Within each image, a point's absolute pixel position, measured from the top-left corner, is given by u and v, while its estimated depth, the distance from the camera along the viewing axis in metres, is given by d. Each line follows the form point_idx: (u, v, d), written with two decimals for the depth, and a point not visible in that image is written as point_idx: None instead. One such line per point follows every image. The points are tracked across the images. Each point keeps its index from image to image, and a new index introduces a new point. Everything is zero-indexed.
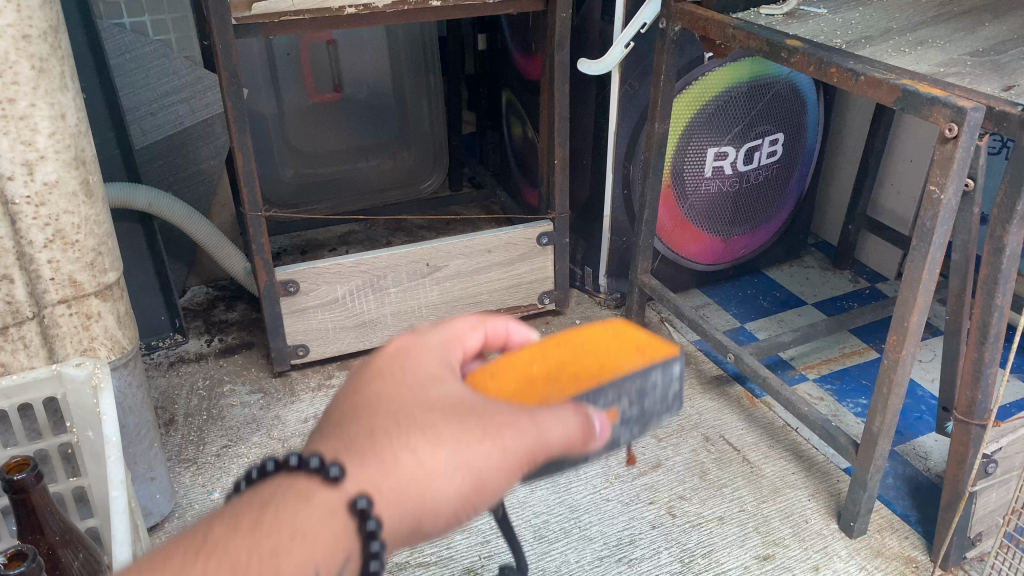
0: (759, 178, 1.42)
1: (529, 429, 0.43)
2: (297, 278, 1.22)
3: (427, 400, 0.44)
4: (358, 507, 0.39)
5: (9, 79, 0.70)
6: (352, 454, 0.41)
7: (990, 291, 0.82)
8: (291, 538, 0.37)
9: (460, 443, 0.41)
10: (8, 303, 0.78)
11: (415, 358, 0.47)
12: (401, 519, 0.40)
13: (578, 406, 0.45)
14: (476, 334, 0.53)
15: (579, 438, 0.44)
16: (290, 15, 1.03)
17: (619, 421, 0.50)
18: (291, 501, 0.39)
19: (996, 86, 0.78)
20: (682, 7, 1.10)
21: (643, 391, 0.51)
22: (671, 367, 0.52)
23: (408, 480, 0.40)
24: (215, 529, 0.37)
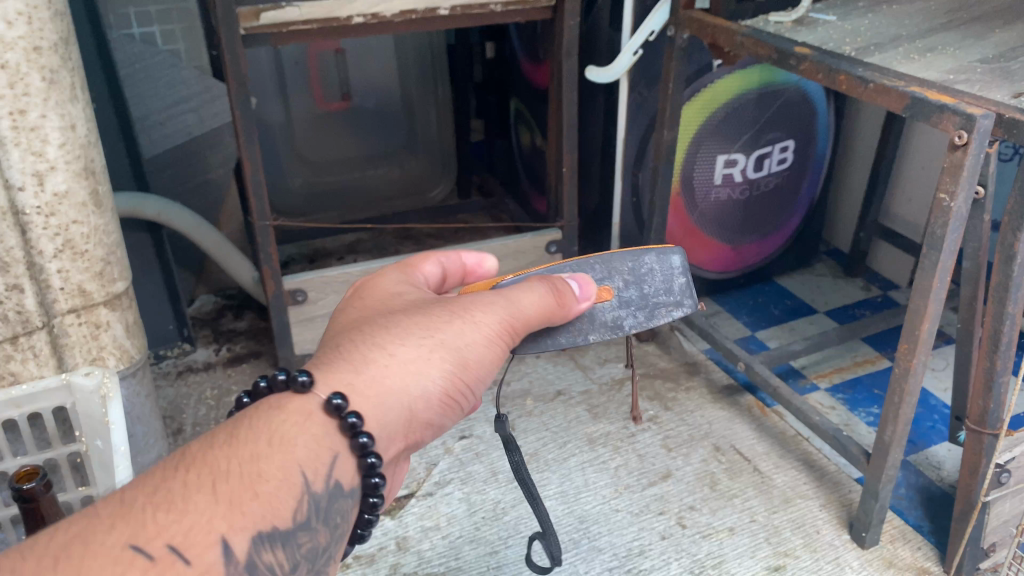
0: (769, 185, 1.42)
1: (495, 302, 0.60)
2: (306, 287, 1.23)
3: (389, 313, 0.60)
4: (335, 405, 0.53)
5: (20, 91, 0.71)
6: (328, 363, 0.56)
7: (1002, 299, 0.81)
8: (269, 444, 0.50)
9: (424, 331, 0.58)
10: (18, 313, 0.78)
11: (373, 287, 0.65)
12: (388, 407, 0.55)
13: (545, 281, 0.63)
14: (432, 267, 0.69)
15: (544, 303, 0.61)
16: (298, 25, 1.03)
17: (618, 299, 0.66)
18: (268, 411, 0.53)
19: (1006, 93, 0.78)
20: (690, 15, 1.10)
21: (639, 272, 0.67)
22: (670, 256, 0.68)
23: (386, 373, 0.56)
24: (209, 448, 0.49)
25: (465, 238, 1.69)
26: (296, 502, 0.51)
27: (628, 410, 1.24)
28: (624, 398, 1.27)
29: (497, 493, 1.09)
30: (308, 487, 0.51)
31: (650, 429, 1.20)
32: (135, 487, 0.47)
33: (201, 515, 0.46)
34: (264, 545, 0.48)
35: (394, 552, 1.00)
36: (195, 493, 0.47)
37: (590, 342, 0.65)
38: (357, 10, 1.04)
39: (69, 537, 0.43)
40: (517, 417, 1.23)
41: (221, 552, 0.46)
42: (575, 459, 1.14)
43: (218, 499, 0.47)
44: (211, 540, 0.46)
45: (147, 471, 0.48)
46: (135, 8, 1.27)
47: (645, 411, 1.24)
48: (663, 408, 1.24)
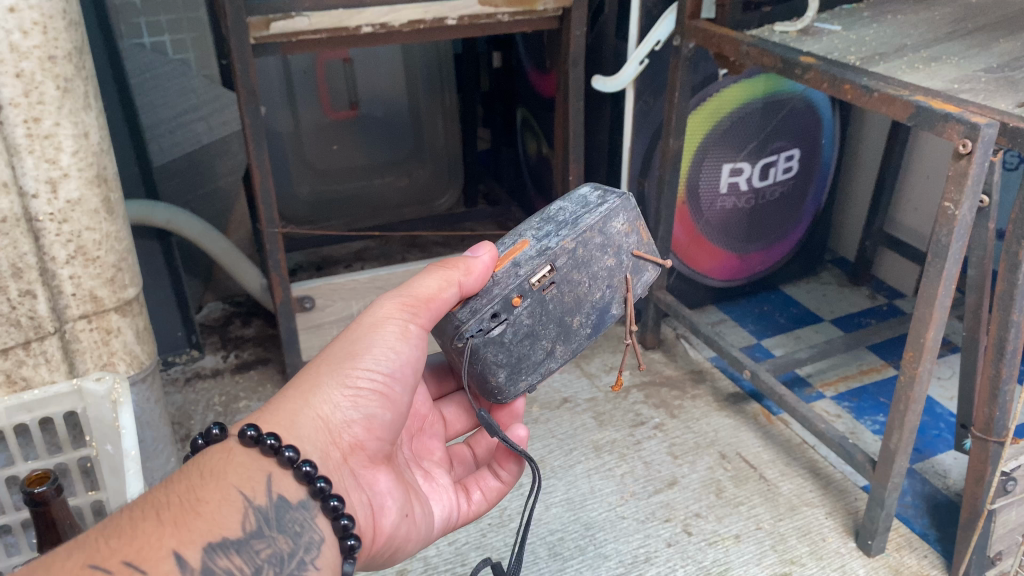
0: (775, 194, 1.42)
1: (384, 307, 0.65)
2: (313, 294, 1.26)
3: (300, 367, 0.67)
4: (250, 434, 0.58)
5: (35, 99, 0.72)
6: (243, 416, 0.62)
7: (1007, 307, 0.81)
8: (200, 476, 0.55)
9: (323, 358, 0.64)
10: (31, 319, 0.79)
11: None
12: (303, 423, 0.61)
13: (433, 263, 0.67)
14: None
15: (439, 268, 0.65)
16: (307, 34, 1.04)
17: (536, 239, 0.67)
18: (194, 460, 0.57)
19: (1011, 102, 0.78)
20: (696, 25, 1.11)
21: (549, 216, 0.69)
22: (573, 192, 0.71)
23: (296, 398, 0.62)
24: (148, 492, 0.53)
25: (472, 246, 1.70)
26: (240, 515, 0.54)
27: (634, 418, 1.24)
28: (630, 405, 1.27)
29: (503, 500, 1.09)
30: (249, 501, 0.55)
31: (655, 436, 1.20)
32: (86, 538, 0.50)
33: (150, 535, 0.49)
34: (218, 553, 0.51)
35: (400, 558, 1.00)
36: (142, 519, 0.50)
37: (526, 274, 0.64)
38: (366, 20, 1.05)
39: (29, 565, 0.46)
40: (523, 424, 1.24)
41: (175, 563, 0.48)
42: (581, 466, 1.15)
43: (164, 521, 0.50)
44: (164, 554, 0.48)
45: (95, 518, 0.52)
46: (146, 17, 1.29)
47: (651, 419, 1.24)
48: (669, 416, 1.25)
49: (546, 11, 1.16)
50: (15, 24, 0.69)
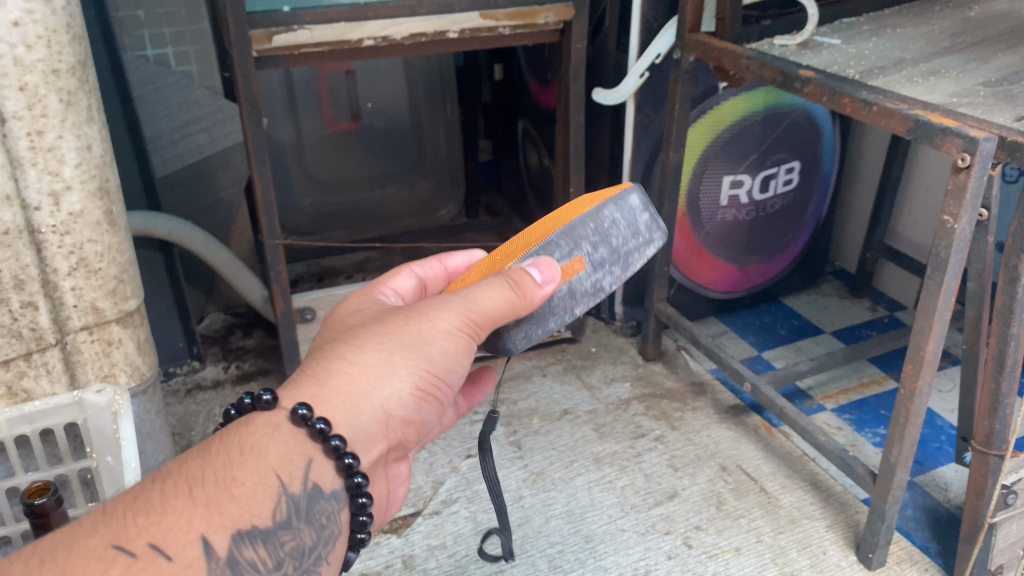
0: (775, 206, 1.42)
1: (448, 302, 0.61)
2: (314, 305, 1.26)
3: (348, 330, 0.63)
4: (301, 415, 0.56)
5: (38, 112, 0.72)
6: (296, 383, 0.59)
7: (1006, 320, 0.81)
8: (241, 453, 0.54)
9: (379, 339, 0.60)
10: (32, 330, 0.79)
11: (336, 310, 0.67)
12: (357, 410, 0.58)
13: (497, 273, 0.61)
14: (407, 279, 0.73)
15: (508, 292, 0.60)
16: (309, 47, 1.05)
17: (592, 262, 0.63)
18: (241, 431, 0.56)
19: (1009, 116, 0.78)
20: (696, 38, 1.11)
21: (603, 230, 0.64)
22: (625, 199, 0.65)
23: (349, 379, 0.59)
24: (185, 462, 0.53)
25: None
26: (272, 503, 0.54)
27: (634, 430, 1.24)
28: (631, 417, 1.27)
29: (503, 512, 1.09)
30: (283, 488, 0.55)
31: (656, 448, 1.20)
32: (115, 502, 0.50)
33: (180, 515, 0.49)
34: (245, 541, 0.51)
35: (400, 571, 1.00)
36: (173, 497, 0.50)
37: (577, 312, 0.65)
38: (368, 33, 1.06)
39: (58, 538, 0.47)
40: (524, 435, 1.23)
41: (201, 550, 0.49)
42: (581, 478, 1.15)
43: (195, 502, 0.50)
44: (192, 538, 0.49)
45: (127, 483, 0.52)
46: (149, 30, 1.29)
47: (652, 431, 1.24)
48: (669, 428, 1.25)
49: (548, 25, 1.16)
50: (19, 38, 0.69)
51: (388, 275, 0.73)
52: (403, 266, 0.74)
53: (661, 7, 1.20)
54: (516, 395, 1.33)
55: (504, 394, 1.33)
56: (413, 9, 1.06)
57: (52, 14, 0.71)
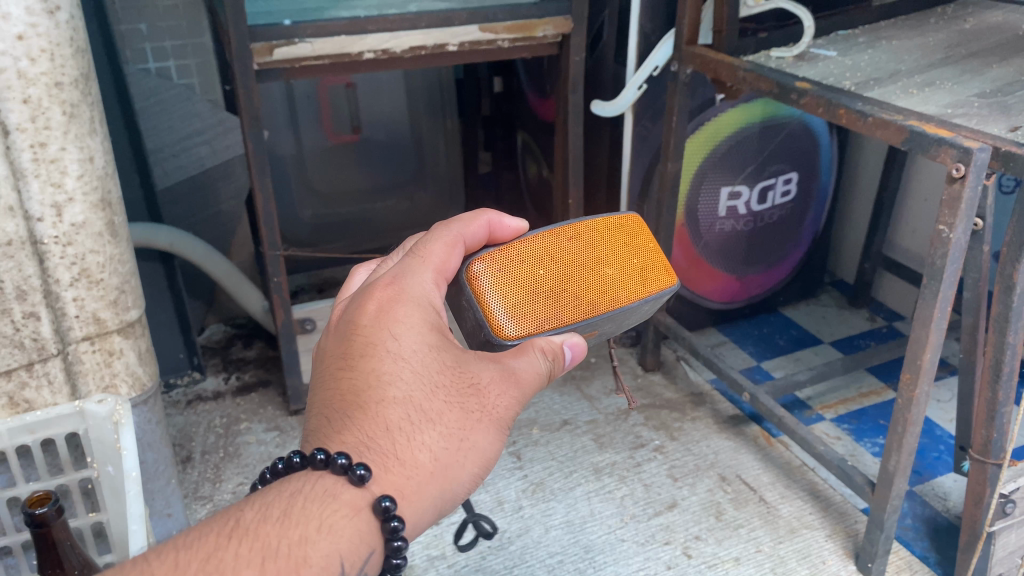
0: (773, 217, 1.43)
1: (517, 396, 0.57)
2: (315, 316, 1.25)
3: (427, 387, 0.55)
4: (383, 507, 0.52)
5: (41, 125, 0.73)
6: (377, 458, 0.53)
7: (1002, 329, 0.82)
8: (318, 530, 0.50)
9: (459, 430, 0.55)
10: (34, 340, 0.79)
11: (400, 323, 0.56)
12: (425, 509, 0.54)
13: (542, 348, 0.56)
14: (456, 257, 0.60)
15: (546, 379, 0.57)
16: (310, 60, 1.06)
17: (595, 333, 0.61)
18: (319, 497, 0.51)
19: (1003, 127, 0.79)
20: (693, 50, 1.12)
21: (632, 318, 0.61)
22: (666, 296, 0.62)
23: (426, 479, 0.54)
24: (261, 526, 0.49)
25: None
26: None
27: (633, 440, 1.24)
28: (630, 427, 1.27)
29: (503, 523, 1.09)
30: None
31: (655, 459, 1.20)
32: (186, 553, 0.46)
33: None
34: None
35: None
36: (245, 567, 0.46)
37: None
38: (368, 46, 1.06)
39: None
40: (523, 446, 1.24)
41: None
42: (581, 488, 1.15)
43: None
44: None
45: (200, 533, 0.48)
46: (151, 43, 1.30)
47: (651, 441, 1.24)
48: (669, 438, 1.25)
49: (546, 38, 1.17)
50: (23, 51, 0.70)
51: (438, 248, 0.59)
52: (457, 237, 0.60)
53: (659, 20, 1.21)
54: None
55: None
56: (413, 22, 1.07)
57: (56, 27, 0.72)
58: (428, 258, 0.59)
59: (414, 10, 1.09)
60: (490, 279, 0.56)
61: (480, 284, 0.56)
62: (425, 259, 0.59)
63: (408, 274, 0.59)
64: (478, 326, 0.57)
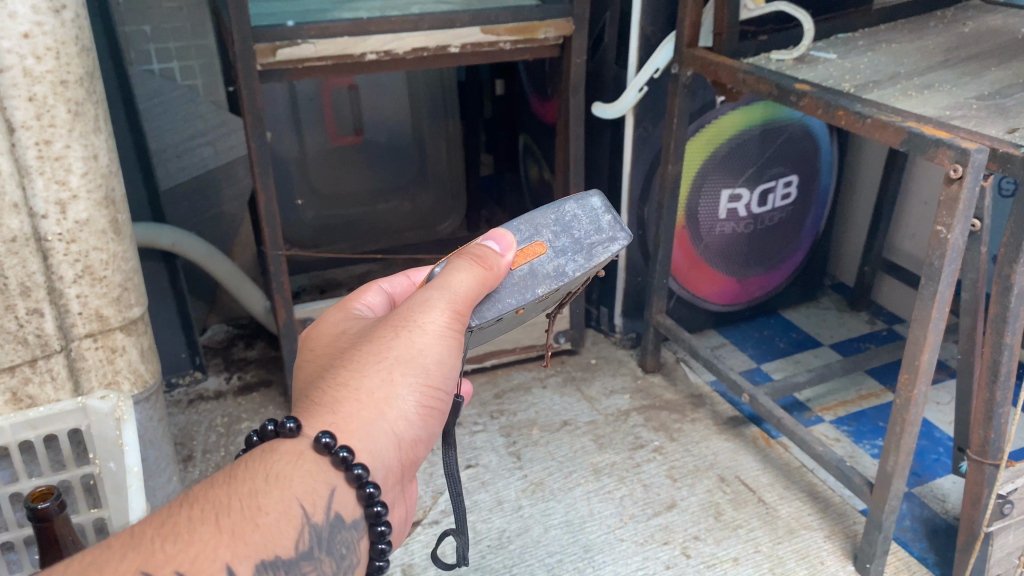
0: (773, 220, 1.43)
1: (432, 298, 0.58)
2: (315, 316, 1.26)
3: (341, 350, 0.59)
4: (324, 443, 0.52)
5: (46, 122, 0.74)
6: (304, 409, 0.55)
7: (999, 330, 0.82)
8: (266, 481, 0.51)
9: (374, 354, 0.57)
10: (37, 336, 0.80)
11: (317, 336, 0.63)
12: (372, 432, 0.55)
13: (453, 258, 0.61)
14: (377, 296, 0.69)
15: (474, 273, 0.60)
16: (314, 61, 1.06)
17: (552, 249, 0.64)
18: (261, 458, 0.52)
19: (1001, 129, 0.80)
20: (693, 53, 1.13)
21: (565, 222, 0.65)
22: (588, 199, 0.66)
23: (359, 405, 0.55)
24: (206, 488, 0.49)
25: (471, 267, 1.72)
26: (296, 533, 0.50)
27: (633, 441, 1.25)
28: (630, 429, 1.27)
29: (502, 522, 1.09)
30: (306, 517, 0.51)
31: (655, 459, 1.21)
32: (141, 525, 0.47)
33: (206, 544, 0.46)
34: (265, 574, 0.48)
35: None
36: (199, 523, 0.47)
37: (539, 295, 0.62)
38: (371, 47, 1.07)
39: (84, 563, 0.44)
40: (523, 446, 1.24)
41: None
42: (580, 488, 1.15)
43: (221, 529, 0.47)
44: (217, 568, 0.46)
45: (153, 510, 0.49)
46: (155, 44, 1.31)
47: (651, 442, 1.24)
48: (668, 439, 1.25)
49: (548, 40, 1.18)
50: (28, 49, 0.71)
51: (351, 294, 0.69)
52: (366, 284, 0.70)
53: (659, 22, 1.22)
54: (516, 406, 1.33)
55: (504, 405, 1.34)
56: (415, 24, 1.08)
57: (62, 26, 0.72)
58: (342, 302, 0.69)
59: (416, 12, 1.10)
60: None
61: None
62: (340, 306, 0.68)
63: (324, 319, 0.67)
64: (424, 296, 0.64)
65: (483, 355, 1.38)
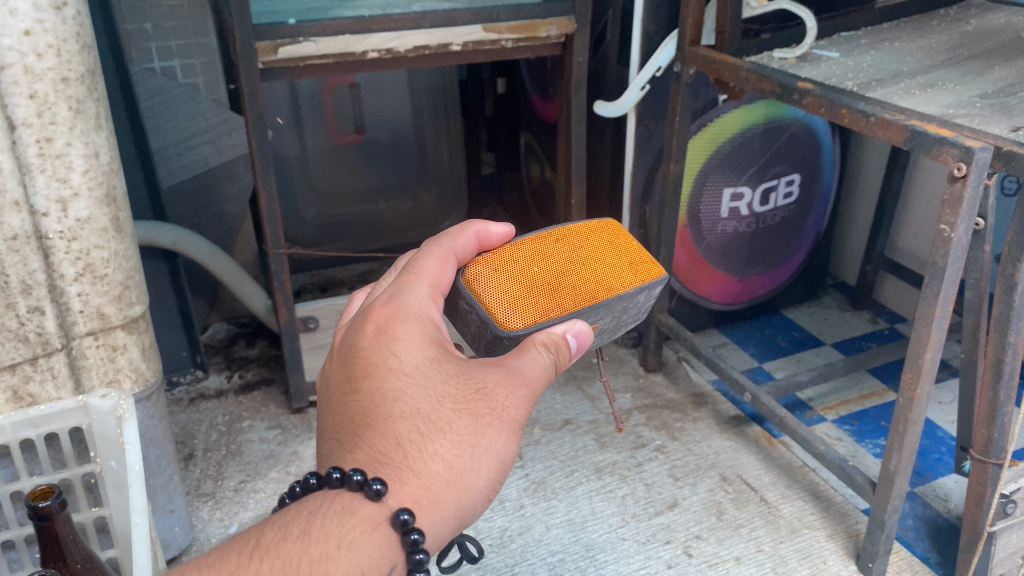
0: (776, 219, 1.43)
1: (526, 395, 0.54)
2: (317, 315, 1.26)
3: (433, 397, 0.54)
4: (402, 520, 0.50)
5: (47, 120, 0.73)
6: (392, 471, 0.52)
7: (1003, 328, 0.82)
8: (337, 547, 0.49)
9: (470, 436, 0.53)
10: (38, 334, 0.79)
11: (401, 340, 0.56)
12: (443, 519, 0.53)
13: (543, 344, 0.54)
14: (448, 272, 0.59)
15: (552, 376, 0.55)
16: (315, 59, 1.06)
17: (598, 330, 0.60)
18: (337, 514, 0.50)
19: (1005, 127, 0.79)
20: (696, 51, 1.13)
21: (628, 308, 0.59)
22: (659, 287, 0.60)
23: (441, 488, 0.53)
24: (280, 544, 0.48)
25: None
26: None
27: (635, 440, 1.24)
28: (632, 427, 1.27)
29: (504, 521, 1.09)
30: None
31: (657, 458, 1.21)
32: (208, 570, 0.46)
33: None
34: None
35: None
36: None
37: None
38: (372, 45, 1.07)
39: None
40: (525, 445, 1.24)
41: None
42: (582, 487, 1.15)
43: None
44: None
45: (224, 552, 0.48)
46: (156, 43, 1.31)
47: (652, 441, 1.24)
48: (670, 438, 1.25)
49: (550, 38, 1.17)
50: (29, 46, 0.71)
51: (430, 262, 0.59)
52: (448, 250, 0.59)
53: (662, 21, 1.21)
54: None
55: None
56: (417, 22, 1.08)
57: (63, 23, 0.72)
58: (421, 273, 0.58)
59: (419, 10, 1.10)
60: (485, 279, 0.58)
61: (476, 285, 0.58)
62: (419, 275, 0.58)
63: (404, 292, 0.58)
64: (484, 325, 0.57)
65: None
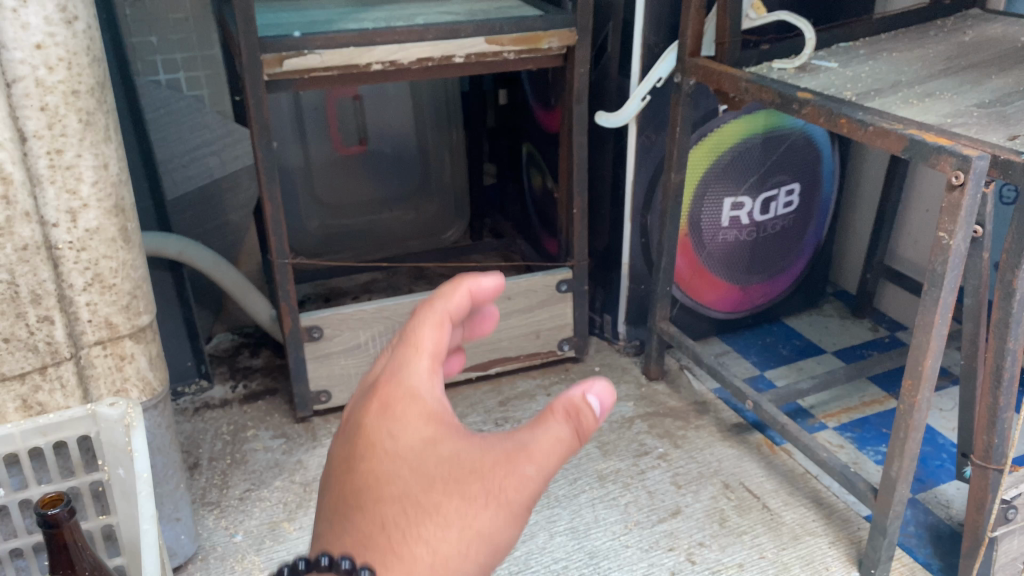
0: (776, 228, 1.44)
1: (533, 472, 0.45)
2: (322, 324, 1.25)
3: (427, 480, 0.44)
4: None
5: (58, 132, 0.75)
6: (376, 561, 0.42)
7: (1003, 335, 0.83)
8: None
9: (466, 524, 0.43)
10: (47, 344, 0.80)
11: (399, 420, 0.47)
12: None
13: (563, 412, 0.46)
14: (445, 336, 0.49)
15: (574, 448, 0.46)
16: (320, 72, 1.07)
17: None
18: None
19: (1002, 136, 0.81)
20: (695, 62, 1.14)
21: None
22: None
23: None
24: None
25: (477, 276, 1.72)
26: None
27: (638, 448, 1.25)
28: (634, 435, 1.28)
29: None
30: None
31: (660, 466, 1.21)
32: None
33: None
34: None
35: None
36: None
37: None
38: (376, 58, 1.08)
39: None
40: None
41: None
42: (584, 495, 1.15)
43: None
44: None
45: None
46: (162, 55, 1.33)
47: (655, 449, 1.25)
48: (673, 446, 1.25)
49: (551, 50, 1.19)
50: (41, 59, 0.72)
51: (427, 331, 0.49)
52: (442, 314, 0.49)
53: (662, 32, 1.23)
54: (521, 413, 1.34)
55: (508, 412, 1.34)
56: (421, 34, 1.09)
57: (73, 37, 0.73)
58: (420, 343, 0.49)
59: (422, 23, 1.12)
60: None
61: None
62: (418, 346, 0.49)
63: (403, 364, 0.49)
64: None
65: (487, 362, 1.38)
